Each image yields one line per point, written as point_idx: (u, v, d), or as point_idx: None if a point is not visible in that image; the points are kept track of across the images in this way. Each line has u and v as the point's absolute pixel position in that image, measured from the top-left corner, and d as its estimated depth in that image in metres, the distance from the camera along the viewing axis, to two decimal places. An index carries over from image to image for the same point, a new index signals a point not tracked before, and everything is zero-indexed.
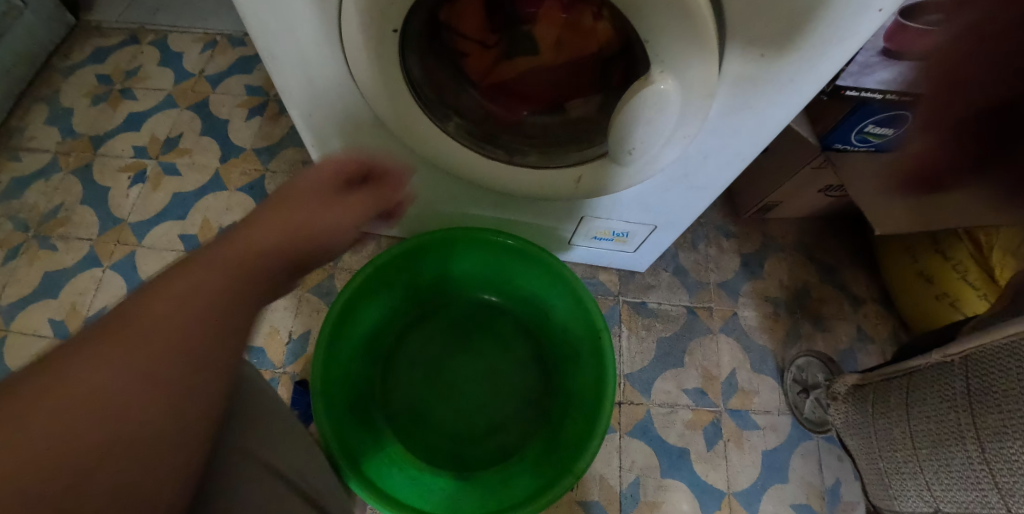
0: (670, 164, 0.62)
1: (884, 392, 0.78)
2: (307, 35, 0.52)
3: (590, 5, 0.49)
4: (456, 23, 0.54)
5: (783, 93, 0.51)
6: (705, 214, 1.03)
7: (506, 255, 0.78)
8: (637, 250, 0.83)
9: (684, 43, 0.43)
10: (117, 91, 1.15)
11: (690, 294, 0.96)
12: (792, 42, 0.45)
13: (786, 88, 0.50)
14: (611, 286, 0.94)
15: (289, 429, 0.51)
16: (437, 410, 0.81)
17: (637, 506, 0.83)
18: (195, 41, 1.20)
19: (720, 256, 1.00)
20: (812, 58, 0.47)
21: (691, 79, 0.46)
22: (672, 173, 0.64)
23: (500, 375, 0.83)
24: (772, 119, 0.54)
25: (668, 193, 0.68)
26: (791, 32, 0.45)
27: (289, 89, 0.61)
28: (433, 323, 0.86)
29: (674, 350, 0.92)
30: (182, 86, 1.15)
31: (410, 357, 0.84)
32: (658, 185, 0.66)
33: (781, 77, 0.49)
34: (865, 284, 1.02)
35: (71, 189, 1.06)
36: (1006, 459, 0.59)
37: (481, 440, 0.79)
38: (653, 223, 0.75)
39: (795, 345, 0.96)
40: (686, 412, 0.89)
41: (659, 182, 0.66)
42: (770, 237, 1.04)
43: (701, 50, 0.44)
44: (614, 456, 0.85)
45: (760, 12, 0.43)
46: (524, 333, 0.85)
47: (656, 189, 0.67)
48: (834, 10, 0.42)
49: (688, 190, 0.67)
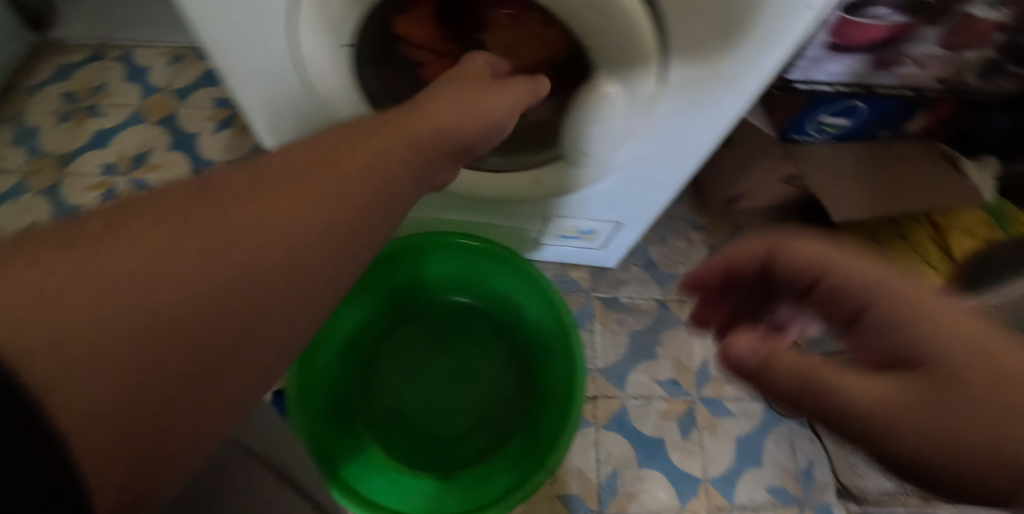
0: (627, 163, 0.64)
1: None
2: (262, 50, 0.53)
3: (537, 13, 0.51)
4: (408, 34, 0.55)
5: (727, 89, 0.52)
6: (673, 208, 1.05)
7: (476, 257, 0.80)
8: (605, 247, 0.85)
9: (622, 42, 0.45)
10: (83, 109, 1.14)
11: (661, 287, 0.98)
12: (729, 41, 0.47)
13: (729, 84, 0.52)
14: (582, 283, 0.96)
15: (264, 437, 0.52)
16: (417, 413, 0.82)
17: (615, 497, 0.85)
18: (161, 55, 1.19)
19: (689, 248, 1.02)
20: (748, 57, 0.49)
21: (634, 80, 0.48)
22: (631, 171, 0.66)
23: (477, 375, 0.84)
24: (720, 117, 0.56)
25: (628, 191, 0.70)
26: (727, 32, 0.46)
27: (250, 106, 0.62)
28: (409, 328, 0.87)
29: (646, 342, 0.94)
30: (149, 101, 1.15)
31: (387, 362, 0.85)
32: (618, 184, 0.68)
33: (723, 75, 0.51)
34: None
35: (40, 209, 1.06)
36: None
37: (460, 441, 0.81)
38: (617, 219, 0.76)
39: None
40: (661, 403, 0.91)
41: (619, 180, 0.67)
42: (738, 228, 1.06)
43: (640, 52, 0.45)
44: (591, 449, 0.87)
45: (696, 15, 0.45)
46: (499, 333, 0.86)
47: (617, 188, 0.69)
48: (766, 9, 0.44)
49: (648, 187, 0.69)
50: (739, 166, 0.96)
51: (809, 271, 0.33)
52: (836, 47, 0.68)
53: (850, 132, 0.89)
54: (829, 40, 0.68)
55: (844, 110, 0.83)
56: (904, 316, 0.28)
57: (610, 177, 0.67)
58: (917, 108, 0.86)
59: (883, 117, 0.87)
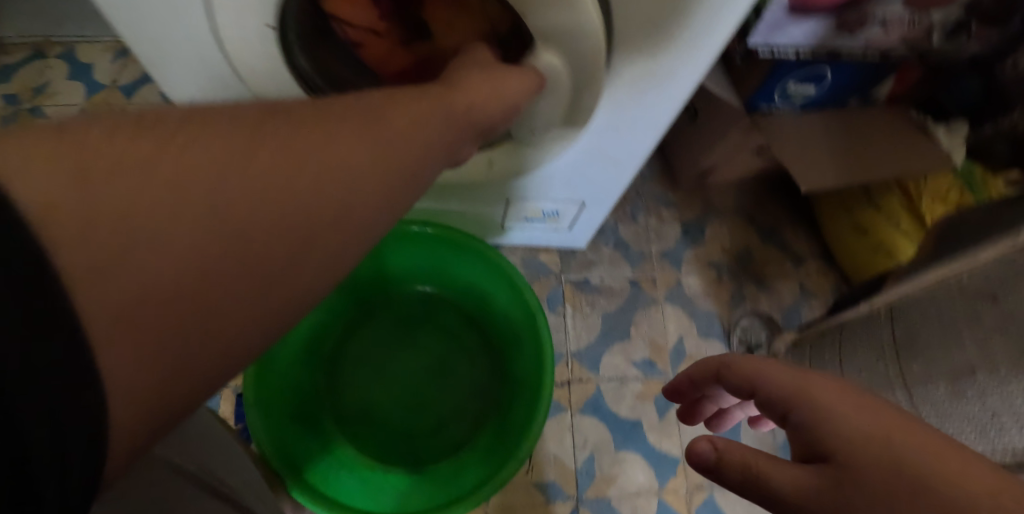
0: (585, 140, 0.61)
1: (819, 347, 0.80)
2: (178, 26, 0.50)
3: None
4: (340, 12, 0.52)
5: (681, 58, 0.50)
6: (642, 185, 1.03)
7: (437, 246, 0.77)
8: (572, 228, 0.83)
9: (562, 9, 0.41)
10: (25, 111, 1.08)
11: (632, 267, 0.96)
12: (679, 7, 0.45)
13: (682, 53, 0.49)
14: (552, 266, 0.94)
15: (215, 445, 0.50)
16: (387, 407, 0.80)
17: (593, 481, 0.84)
18: (105, 51, 1.14)
19: (660, 226, 1.00)
20: (700, 25, 0.46)
21: (578, 52, 0.45)
22: (589, 149, 0.63)
23: (447, 366, 0.82)
24: (676, 88, 0.54)
25: (589, 170, 0.67)
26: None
27: (175, 86, 0.59)
28: (375, 322, 0.84)
29: (620, 323, 0.92)
30: (95, 99, 1.09)
31: (354, 359, 0.82)
32: (578, 163, 0.66)
33: (676, 44, 0.48)
34: (805, 242, 1.05)
35: None
36: (934, 405, 0.61)
37: (433, 434, 0.79)
38: (581, 200, 0.74)
39: (739, 308, 0.98)
40: (636, 384, 0.90)
41: (578, 159, 0.65)
42: (710, 202, 1.04)
43: (584, 22, 0.42)
44: (567, 435, 0.85)
45: None
46: (467, 322, 0.84)
47: (576, 166, 0.67)
48: None
49: (608, 164, 0.66)
50: (707, 139, 0.94)
51: (749, 386, 0.36)
52: (797, 11, 0.65)
53: (819, 101, 0.88)
54: (789, 6, 0.64)
55: (809, 77, 0.81)
56: (825, 422, 0.30)
57: (569, 155, 0.64)
58: (885, 73, 0.83)
59: (850, 85, 0.85)
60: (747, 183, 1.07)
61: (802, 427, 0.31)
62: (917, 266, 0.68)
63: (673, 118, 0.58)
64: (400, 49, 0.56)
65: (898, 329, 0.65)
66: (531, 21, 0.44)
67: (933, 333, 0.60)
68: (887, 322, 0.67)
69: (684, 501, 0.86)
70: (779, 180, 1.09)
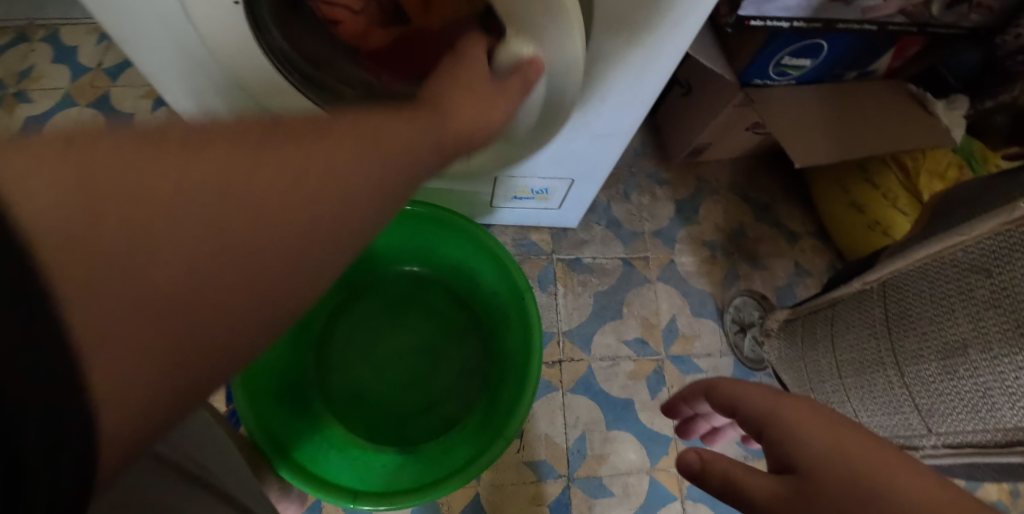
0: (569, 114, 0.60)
1: (810, 325, 0.79)
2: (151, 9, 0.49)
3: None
4: None
5: (666, 27, 0.49)
6: (635, 163, 1.01)
7: (424, 226, 0.76)
8: (561, 207, 0.82)
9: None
10: (9, 95, 1.06)
11: (625, 246, 0.95)
12: None
13: (667, 21, 0.48)
14: (544, 246, 0.92)
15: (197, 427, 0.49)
16: (378, 388, 0.80)
17: (585, 460, 0.84)
18: (90, 33, 1.12)
19: (653, 204, 0.99)
20: None
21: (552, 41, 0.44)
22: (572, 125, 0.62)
23: (436, 346, 0.82)
24: (662, 60, 0.53)
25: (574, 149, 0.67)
26: None
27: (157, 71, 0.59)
28: (364, 303, 0.84)
29: (611, 303, 0.91)
30: (80, 82, 1.08)
31: (343, 340, 0.82)
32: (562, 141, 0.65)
33: (660, 11, 0.47)
34: (800, 219, 1.04)
35: None
36: (925, 382, 0.61)
37: (423, 414, 0.79)
38: (569, 176, 0.73)
39: (732, 287, 0.97)
40: (628, 363, 0.89)
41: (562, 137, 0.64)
42: (704, 180, 1.03)
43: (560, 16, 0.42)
44: (558, 414, 0.85)
45: None
46: (456, 302, 0.84)
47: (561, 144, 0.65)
48: None
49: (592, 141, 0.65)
50: (700, 116, 0.92)
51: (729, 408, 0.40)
52: None
53: (812, 78, 0.86)
54: None
55: (805, 50, 0.79)
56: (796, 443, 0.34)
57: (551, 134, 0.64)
58: (882, 47, 0.81)
59: (845, 59, 0.83)
60: (741, 160, 1.06)
61: (776, 443, 0.35)
62: (909, 242, 0.67)
63: (660, 90, 0.57)
64: (378, 28, 0.55)
65: (891, 306, 0.64)
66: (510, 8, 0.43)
67: (925, 309, 0.60)
68: (879, 299, 0.66)
69: (676, 479, 0.86)
70: (773, 157, 1.07)
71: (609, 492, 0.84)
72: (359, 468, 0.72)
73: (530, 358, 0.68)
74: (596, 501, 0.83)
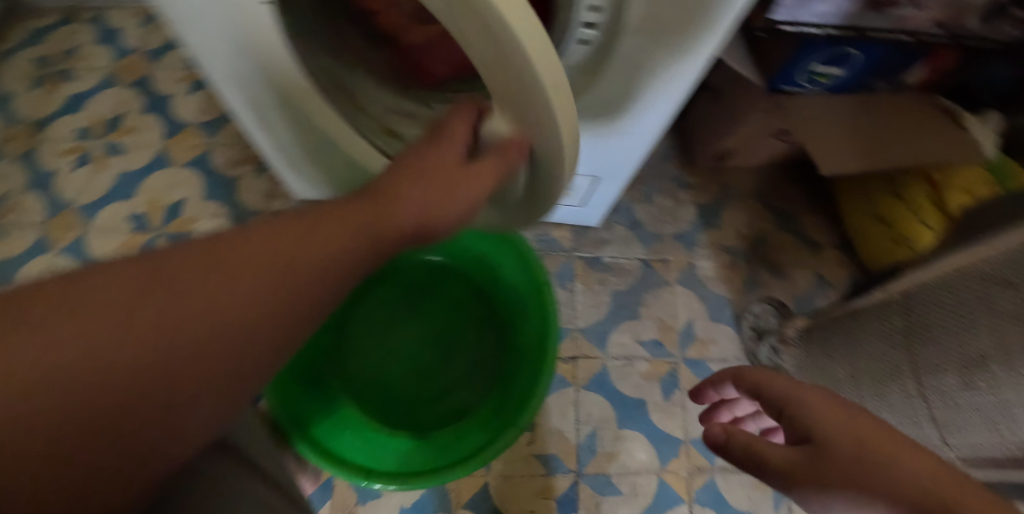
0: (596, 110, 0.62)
1: (828, 334, 0.79)
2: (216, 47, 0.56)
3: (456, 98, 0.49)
4: None
5: (696, 30, 0.50)
6: (659, 166, 1.01)
7: None
8: (584, 204, 0.83)
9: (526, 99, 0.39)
10: (55, 73, 1.10)
11: (645, 247, 0.95)
12: None
13: (698, 24, 0.49)
14: (564, 242, 0.93)
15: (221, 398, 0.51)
16: (393, 372, 0.81)
17: (594, 457, 0.84)
18: (134, 15, 1.15)
19: (676, 207, 0.99)
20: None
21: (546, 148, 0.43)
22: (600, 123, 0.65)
23: (453, 336, 0.83)
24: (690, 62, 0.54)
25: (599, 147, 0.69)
26: None
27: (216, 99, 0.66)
28: (386, 290, 0.85)
29: (629, 302, 0.92)
30: (122, 63, 1.11)
31: (363, 325, 0.83)
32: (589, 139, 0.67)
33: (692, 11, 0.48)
34: (823, 230, 1.04)
35: (14, 177, 1.04)
36: (942, 394, 0.60)
37: (436, 401, 0.80)
38: (594, 173, 0.75)
39: (751, 293, 0.97)
40: (643, 363, 0.90)
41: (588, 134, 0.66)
42: (727, 186, 1.03)
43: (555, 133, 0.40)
44: (570, 410, 0.86)
45: None
46: (475, 293, 0.85)
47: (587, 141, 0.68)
48: None
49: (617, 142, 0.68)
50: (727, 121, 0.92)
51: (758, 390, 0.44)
52: None
53: (843, 87, 0.85)
54: None
55: (836, 58, 0.78)
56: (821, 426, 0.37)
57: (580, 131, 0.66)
58: (916, 55, 0.80)
59: (877, 69, 0.82)
60: (766, 168, 1.05)
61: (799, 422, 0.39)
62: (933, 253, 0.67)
63: (688, 92, 0.58)
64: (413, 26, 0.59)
65: (913, 317, 0.64)
66: (501, 93, 0.42)
67: (946, 321, 0.60)
68: (900, 310, 0.66)
69: (685, 482, 0.86)
70: (799, 166, 1.07)
71: (617, 489, 0.84)
72: (371, 448, 0.74)
73: (545, 350, 0.69)
74: (603, 498, 0.83)
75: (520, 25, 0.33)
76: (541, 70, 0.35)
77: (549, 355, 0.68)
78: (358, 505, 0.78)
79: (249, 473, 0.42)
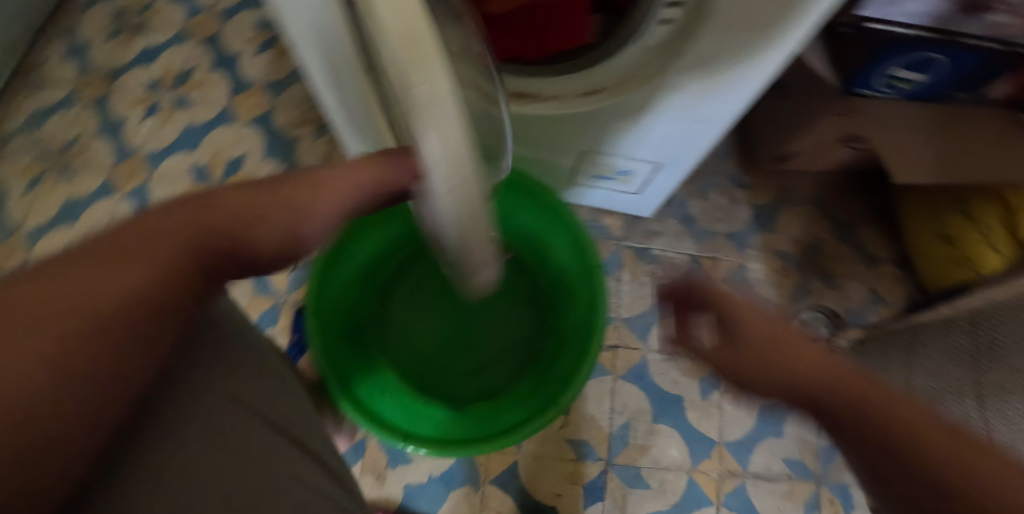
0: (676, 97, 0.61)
1: (884, 346, 0.76)
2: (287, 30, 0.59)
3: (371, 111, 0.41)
4: None
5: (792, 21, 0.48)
6: (717, 163, 0.99)
7: (505, 193, 0.77)
8: (641, 192, 0.82)
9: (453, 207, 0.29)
10: (133, 24, 1.14)
11: (697, 243, 0.94)
12: None
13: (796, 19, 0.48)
14: (615, 230, 0.92)
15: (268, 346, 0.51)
16: (433, 343, 0.82)
17: (626, 448, 0.84)
18: None
19: (731, 206, 0.97)
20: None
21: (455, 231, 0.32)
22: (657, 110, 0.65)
23: (496, 313, 0.82)
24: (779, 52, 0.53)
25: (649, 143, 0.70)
26: None
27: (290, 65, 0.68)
28: (431, 259, 0.84)
29: None
30: (195, 19, 1.14)
31: (407, 292, 0.83)
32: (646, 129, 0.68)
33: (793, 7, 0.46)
34: (883, 245, 1.00)
35: (87, 122, 1.08)
36: (1008, 419, 0.55)
37: (473, 375, 0.80)
38: (656, 160, 0.73)
39: (801, 301, 0.94)
40: (684, 360, 0.88)
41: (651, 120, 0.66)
42: (788, 190, 1.00)
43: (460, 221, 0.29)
44: (606, 398, 0.85)
45: None
46: (520, 271, 0.83)
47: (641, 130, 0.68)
48: None
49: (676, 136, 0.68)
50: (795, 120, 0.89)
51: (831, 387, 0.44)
52: None
53: (918, 96, 0.82)
54: None
55: (919, 63, 0.75)
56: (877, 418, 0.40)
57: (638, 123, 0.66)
58: (1001, 69, 0.76)
59: (962, 79, 0.78)
60: (829, 174, 1.02)
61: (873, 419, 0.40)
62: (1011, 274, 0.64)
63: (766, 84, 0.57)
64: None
65: (983, 335, 0.62)
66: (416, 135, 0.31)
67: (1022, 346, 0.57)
68: (969, 330, 0.64)
69: (715, 484, 0.85)
70: (866, 176, 1.03)
71: (645, 483, 0.83)
72: (409, 411, 0.74)
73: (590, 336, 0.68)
74: (631, 490, 0.82)
75: (428, 115, 0.22)
76: (439, 154, 0.24)
77: (594, 342, 0.67)
78: (389, 468, 0.79)
79: (302, 414, 0.44)
